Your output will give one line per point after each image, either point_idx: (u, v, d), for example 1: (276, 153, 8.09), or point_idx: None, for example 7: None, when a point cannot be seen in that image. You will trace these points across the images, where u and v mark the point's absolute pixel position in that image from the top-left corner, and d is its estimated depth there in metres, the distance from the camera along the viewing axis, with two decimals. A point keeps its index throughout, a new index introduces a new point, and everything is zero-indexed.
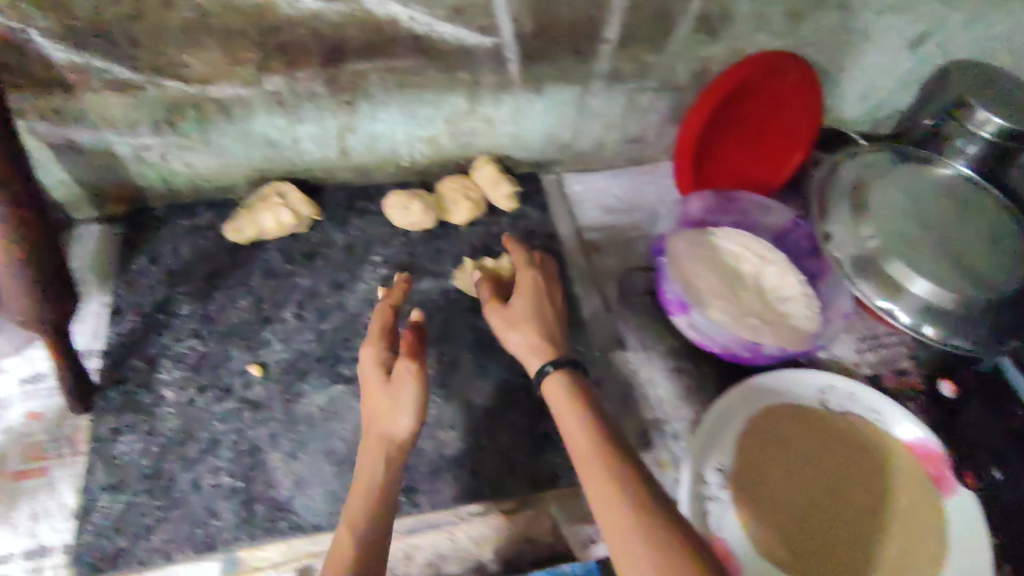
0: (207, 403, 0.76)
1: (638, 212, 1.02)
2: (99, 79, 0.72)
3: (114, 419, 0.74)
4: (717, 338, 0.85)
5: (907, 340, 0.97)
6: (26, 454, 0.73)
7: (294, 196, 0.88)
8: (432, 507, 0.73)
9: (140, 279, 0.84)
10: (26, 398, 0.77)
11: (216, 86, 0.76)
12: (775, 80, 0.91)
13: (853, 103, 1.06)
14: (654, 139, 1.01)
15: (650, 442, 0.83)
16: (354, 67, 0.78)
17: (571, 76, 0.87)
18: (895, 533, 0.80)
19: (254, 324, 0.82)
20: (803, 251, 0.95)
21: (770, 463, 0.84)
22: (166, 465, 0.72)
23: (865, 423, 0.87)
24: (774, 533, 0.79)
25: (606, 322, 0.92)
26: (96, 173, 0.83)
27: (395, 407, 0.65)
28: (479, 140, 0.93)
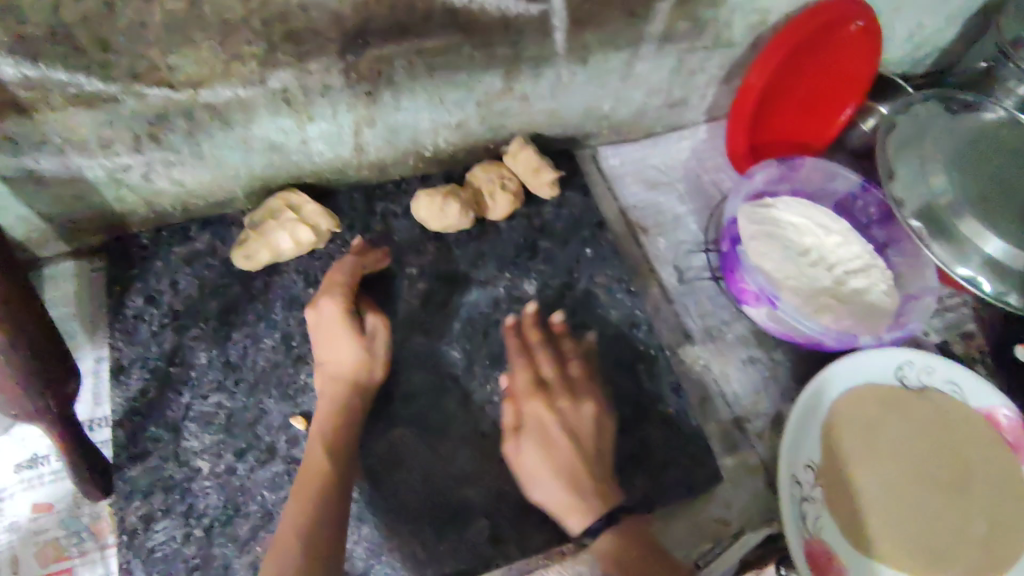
0: (250, 470, 0.65)
1: (684, 184, 0.92)
2: (61, 94, 0.57)
3: (142, 504, 0.64)
4: (806, 333, 0.76)
5: (970, 299, 0.91)
6: (42, 557, 0.62)
7: (310, 208, 0.75)
8: (523, 554, 0.65)
9: (140, 327, 0.71)
10: (25, 488, 0.65)
11: (209, 89, 0.62)
12: (835, 35, 0.83)
13: (904, 44, 0.97)
14: (697, 101, 0.90)
15: (735, 445, 0.77)
16: (378, 51, 0.64)
17: (621, 41, 0.75)
18: (986, 510, 0.74)
19: (287, 367, 0.70)
20: (871, 220, 0.88)
21: (857, 451, 0.76)
22: (216, 551, 0.62)
23: (944, 397, 0.80)
24: (872, 529, 0.72)
25: (669, 314, 0.83)
26: (66, 205, 0.69)
27: (362, 359, 0.68)
28: (512, 120, 0.81)
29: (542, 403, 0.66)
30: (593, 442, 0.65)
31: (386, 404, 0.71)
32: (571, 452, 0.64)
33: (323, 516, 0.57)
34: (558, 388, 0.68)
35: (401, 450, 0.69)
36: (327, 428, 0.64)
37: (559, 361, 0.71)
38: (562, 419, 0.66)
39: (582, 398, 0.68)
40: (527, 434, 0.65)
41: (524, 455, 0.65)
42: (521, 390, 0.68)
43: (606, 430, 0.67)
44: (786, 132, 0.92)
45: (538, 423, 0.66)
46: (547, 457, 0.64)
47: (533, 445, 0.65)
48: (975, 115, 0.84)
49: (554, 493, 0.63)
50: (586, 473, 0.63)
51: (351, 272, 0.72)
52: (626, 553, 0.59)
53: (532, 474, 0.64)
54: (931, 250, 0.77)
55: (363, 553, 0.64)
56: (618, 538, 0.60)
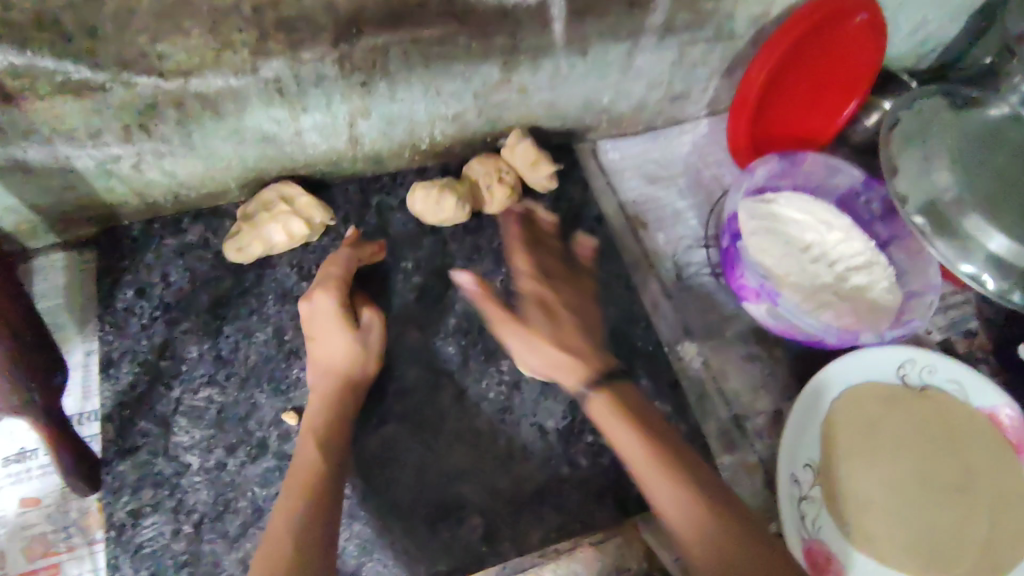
0: (240, 466, 0.64)
1: (684, 179, 0.91)
2: (48, 83, 0.56)
3: (131, 499, 0.63)
4: (807, 330, 0.75)
5: (974, 297, 0.90)
6: (29, 552, 0.61)
7: (303, 200, 0.73)
8: (517, 552, 0.64)
9: (130, 320, 0.70)
10: (13, 482, 0.64)
11: (199, 78, 0.61)
12: (840, 29, 0.81)
13: (909, 39, 0.95)
14: (698, 94, 0.89)
15: (733, 443, 0.76)
16: (373, 40, 0.63)
17: (620, 33, 0.73)
18: (986, 510, 0.73)
19: (279, 361, 0.70)
20: (874, 216, 0.87)
21: (856, 450, 0.75)
22: (205, 547, 0.61)
23: (945, 396, 0.79)
24: (871, 529, 0.71)
25: (668, 310, 0.82)
26: (55, 196, 0.67)
27: (354, 353, 0.67)
28: (510, 112, 0.80)
29: (549, 291, 0.71)
30: (589, 323, 0.70)
31: (379, 400, 0.70)
32: (579, 339, 0.68)
33: (315, 510, 0.57)
34: (552, 276, 0.73)
35: (394, 447, 0.68)
36: (320, 423, 0.64)
37: (564, 280, 0.73)
38: (560, 314, 0.70)
39: (583, 296, 0.73)
40: (534, 312, 0.70)
41: (512, 336, 0.69)
42: (521, 285, 0.72)
43: (587, 313, 0.72)
44: (787, 124, 0.91)
45: (537, 301, 0.70)
46: (544, 337, 0.68)
47: (521, 325, 0.69)
48: (980, 110, 0.82)
49: (551, 361, 0.67)
50: (595, 357, 0.66)
51: (344, 265, 0.71)
52: (635, 416, 0.61)
53: (534, 349, 0.68)
54: (935, 246, 0.76)
55: (353, 549, 0.63)
56: (629, 392, 0.64)
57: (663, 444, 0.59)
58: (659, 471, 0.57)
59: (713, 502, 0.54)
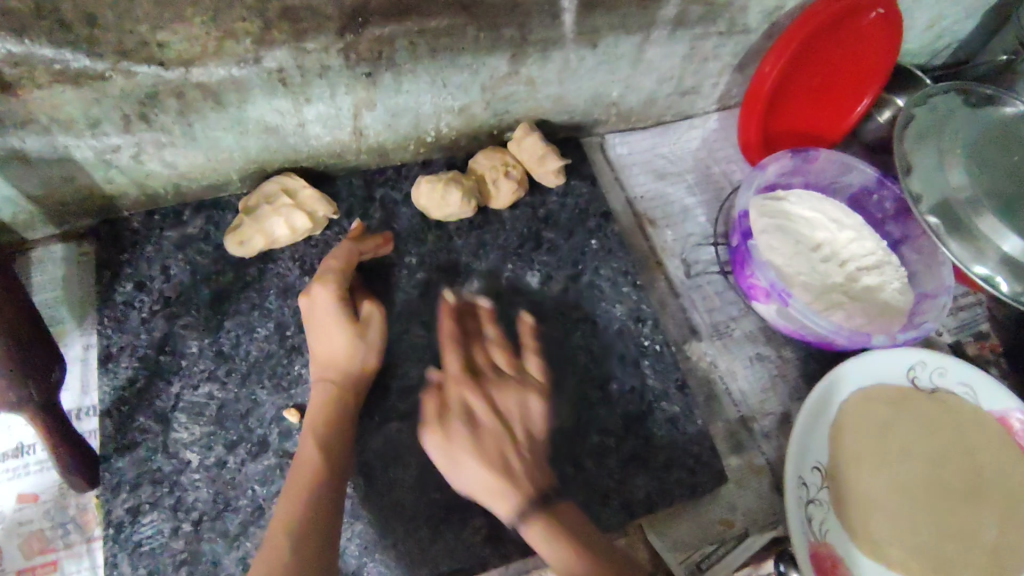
0: (241, 464, 0.63)
1: (693, 174, 0.89)
2: (46, 71, 0.55)
3: (130, 496, 0.62)
4: (818, 331, 0.73)
5: (985, 298, 0.89)
6: (27, 549, 0.61)
7: (306, 193, 0.72)
8: (521, 554, 0.64)
9: (130, 314, 0.69)
10: (10, 478, 0.63)
11: (201, 68, 0.59)
12: (855, 23, 0.80)
13: (925, 34, 0.94)
14: (709, 88, 0.87)
15: (741, 445, 0.75)
16: (378, 31, 0.62)
17: (632, 25, 0.72)
18: (996, 515, 0.72)
19: (281, 357, 0.68)
20: (886, 215, 0.85)
21: (865, 453, 0.74)
22: (204, 546, 0.60)
23: (956, 399, 0.78)
24: (879, 532, 0.70)
25: (675, 309, 0.81)
26: (53, 186, 0.66)
27: (355, 349, 0.66)
28: (517, 105, 0.78)
29: (474, 394, 0.63)
30: (524, 428, 0.62)
31: (381, 398, 0.69)
32: (494, 436, 0.61)
33: (316, 512, 0.56)
34: (482, 378, 0.65)
35: (396, 446, 0.67)
36: (321, 421, 0.62)
37: (499, 371, 0.66)
38: (504, 406, 0.63)
39: (526, 391, 0.65)
40: (456, 416, 0.62)
41: (431, 442, 0.62)
42: (451, 368, 0.65)
43: (541, 420, 0.64)
44: (798, 123, 0.89)
45: (463, 405, 0.63)
46: (456, 428, 0.61)
47: (443, 436, 0.61)
48: (994, 108, 0.81)
49: (482, 483, 0.59)
50: (535, 458, 0.62)
51: (346, 259, 0.69)
52: (481, 450, 0.60)
53: (452, 464, 0.60)
54: (948, 246, 0.75)
55: (356, 549, 0.63)
56: (491, 439, 0.60)
57: (518, 485, 0.59)
58: (506, 489, 0.58)
59: (556, 518, 0.58)
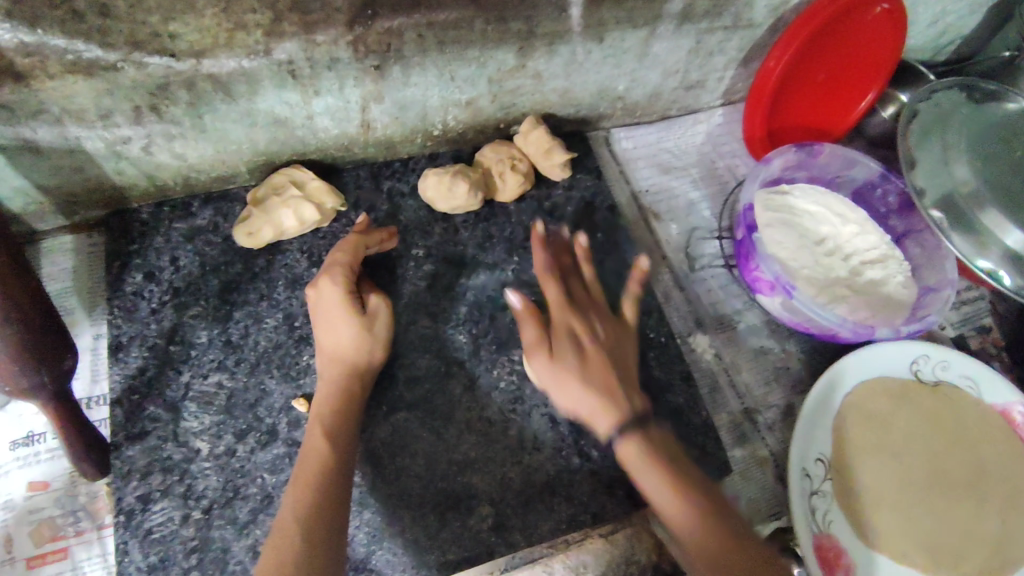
0: (250, 452, 0.64)
1: (698, 169, 0.90)
2: (58, 62, 0.55)
3: (140, 484, 0.62)
4: (823, 324, 0.74)
5: (988, 293, 0.89)
6: (37, 536, 0.61)
7: (314, 185, 0.73)
8: (528, 543, 0.64)
9: (139, 304, 0.69)
10: (21, 466, 0.64)
11: (211, 59, 0.60)
12: (861, 17, 0.80)
13: (930, 31, 0.94)
14: (713, 83, 0.88)
15: (745, 437, 0.75)
16: (387, 23, 0.62)
17: (638, 19, 0.72)
18: (997, 507, 0.73)
19: (289, 348, 0.69)
20: (889, 209, 0.86)
21: (868, 445, 0.74)
22: (214, 534, 0.61)
23: (958, 392, 0.78)
24: (882, 524, 0.71)
25: (680, 302, 0.81)
26: (64, 177, 0.67)
27: (361, 340, 0.66)
28: (523, 99, 0.78)
29: (582, 326, 0.66)
30: (615, 349, 0.66)
31: (389, 388, 0.69)
32: (598, 355, 0.64)
33: (322, 500, 0.56)
34: (583, 306, 0.69)
35: (403, 435, 0.67)
36: (327, 410, 0.63)
37: (598, 313, 0.69)
38: (588, 324, 0.67)
39: (619, 331, 0.69)
40: (563, 338, 0.65)
41: (538, 362, 0.65)
42: (558, 312, 0.67)
43: (619, 352, 0.67)
44: (802, 117, 0.90)
45: (564, 325, 0.66)
46: (566, 353, 0.64)
47: (548, 355, 0.65)
48: (997, 103, 0.80)
49: (590, 403, 0.62)
50: (621, 376, 0.64)
51: (353, 252, 0.70)
52: (587, 377, 0.62)
53: (558, 377, 0.63)
54: (951, 240, 0.75)
55: (364, 537, 0.63)
56: (602, 374, 0.63)
57: (621, 408, 0.61)
58: (609, 413, 0.61)
59: (648, 436, 0.61)
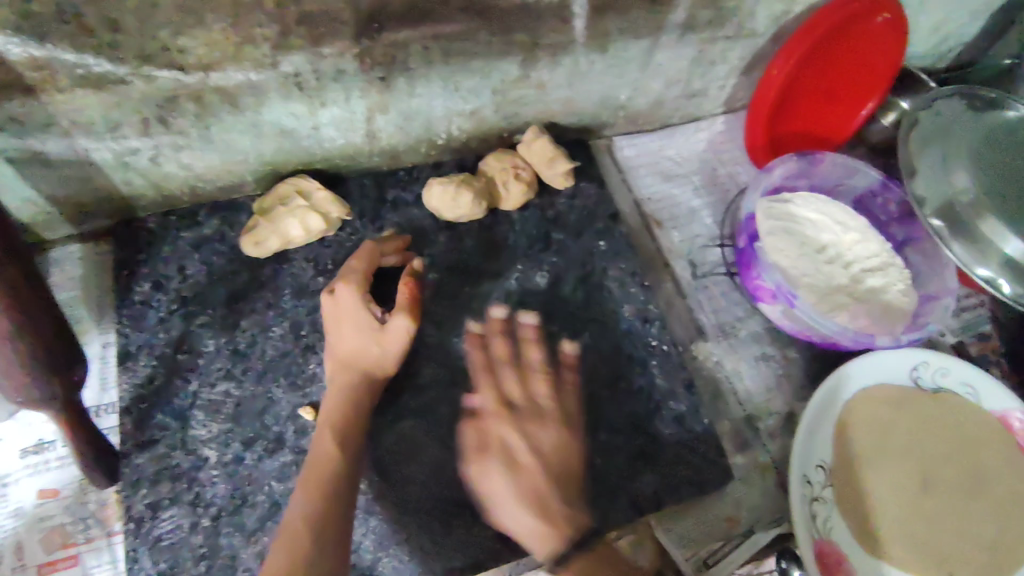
0: (258, 460, 0.65)
1: (699, 176, 0.90)
2: (68, 75, 0.56)
3: (150, 492, 0.63)
4: (824, 331, 0.74)
5: (988, 299, 0.90)
6: (48, 543, 0.62)
7: (320, 195, 0.73)
8: (532, 550, 0.65)
9: (147, 313, 0.70)
10: (30, 474, 0.64)
11: (220, 72, 0.60)
12: (862, 25, 0.80)
13: (931, 41, 0.94)
14: (715, 91, 0.88)
15: (747, 443, 0.76)
16: (393, 36, 0.63)
17: (642, 29, 0.73)
18: (995, 514, 0.73)
19: (296, 356, 0.70)
20: (890, 217, 0.86)
21: (870, 451, 0.75)
22: (222, 541, 0.62)
23: (959, 399, 0.79)
24: (881, 531, 0.71)
25: (682, 310, 0.82)
26: (73, 188, 0.67)
27: (381, 347, 0.66)
28: (527, 108, 0.79)
29: (512, 425, 0.63)
30: (560, 464, 0.62)
31: (394, 397, 0.70)
32: (526, 476, 0.61)
33: (332, 502, 0.57)
34: (544, 417, 0.64)
35: (409, 443, 0.68)
36: (337, 414, 0.64)
37: (553, 410, 0.65)
38: (534, 438, 0.63)
39: (552, 423, 0.64)
40: (493, 462, 0.62)
41: (491, 483, 0.62)
42: (536, 438, 0.63)
43: (571, 454, 0.64)
44: (806, 123, 0.90)
45: (502, 450, 0.63)
46: (520, 491, 0.60)
47: (499, 475, 0.62)
48: (996, 112, 0.81)
49: (516, 518, 0.60)
50: (568, 485, 0.62)
51: (370, 259, 0.71)
52: (516, 490, 0.60)
53: (502, 501, 0.61)
54: (952, 249, 0.75)
55: (370, 544, 0.64)
56: (530, 467, 0.61)
57: (555, 524, 0.59)
58: (544, 530, 0.58)
59: (577, 542, 0.58)
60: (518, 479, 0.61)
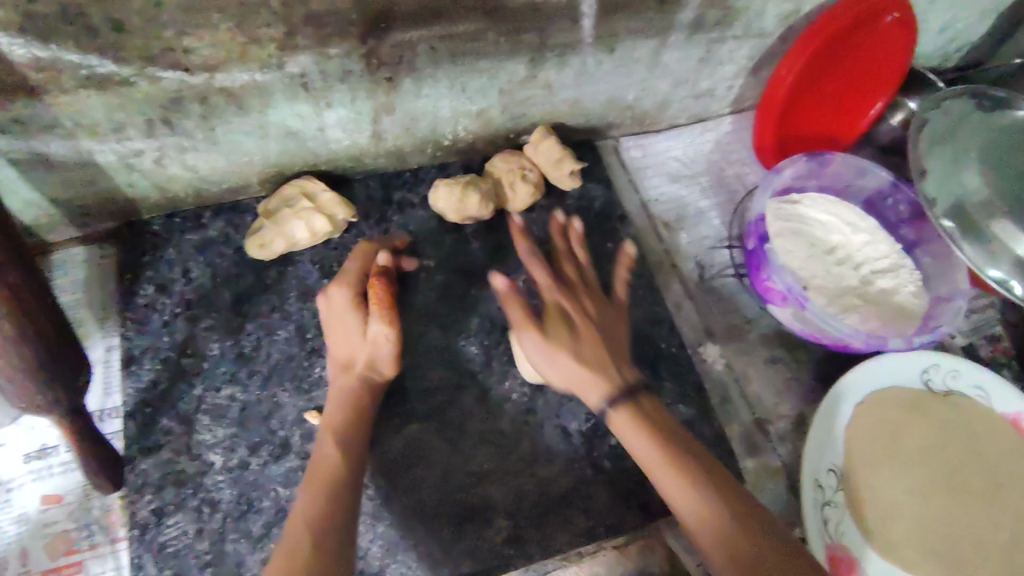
0: (263, 465, 0.64)
1: (707, 178, 0.89)
2: (73, 76, 0.55)
3: (155, 498, 0.62)
4: (835, 334, 0.73)
5: (998, 300, 0.89)
6: (51, 550, 0.61)
7: (326, 197, 0.73)
8: (542, 556, 0.64)
9: (151, 316, 0.70)
10: (34, 479, 0.64)
11: (225, 73, 0.60)
12: (874, 26, 0.79)
13: (941, 42, 0.93)
14: (723, 92, 0.88)
15: (756, 447, 0.75)
16: (401, 36, 0.62)
17: (650, 30, 0.72)
18: (1007, 516, 0.72)
19: (301, 360, 0.69)
20: (900, 218, 0.86)
21: (882, 456, 0.74)
22: (228, 547, 0.61)
23: (969, 401, 0.78)
24: (896, 534, 0.70)
25: (690, 312, 0.81)
26: (77, 189, 0.67)
27: (370, 353, 0.65)
28: (534, 109, 0.78)
29: (575, 310, 0.66)
30: (602, 325, 0.66)
31: (402, 401, 0.69)
32: (581, 341, 0.64)
33: (336, 508, 0.56)
34: (591, 294, 0.69)
35: (416, 448, 0.67)
36: (337, 422, 0.63)
37: (590, 291, 0.70)
38: (573, 324, 0.65)
39: (610, 311, 0.69)
40: (552, 324, 0.65)
41: (530, 341, 0.65)
42: (518, 316, 0.66)
43: (615, 330, 0.67)
44: (815, 124, 0.89)
45: (553, 338, 0.64)
46: (646, 426, 0.58)
47: (541, 333, 0.64)
48: (1006, 112, 0.79)
49: (569, 374, 0.63)
50: (609, 367, 0.62)
51: (363, 261, 0.69)
52: (569, 356, 0.63)
53: (548, 356, 0.64)
54: (963, 249, 0.73)
55: (378, 551, 0.63)
56: (589, 346, 0.63)
57: (606, 372, 0.62)
58: (598, 383, 0.62)
59: (636, 403, 0.61)
60: (572, 333, 0.64)
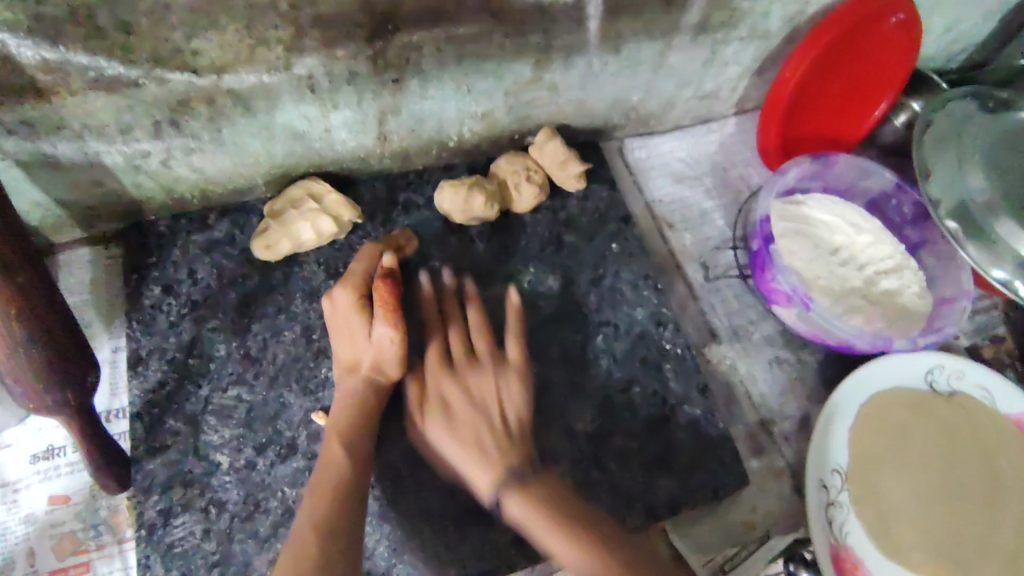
0: (271, 466, 0.64)
1: (711, 179, 0.90)
2: (81, 78, 0.55)
3: (162, 498, 0.63)
4: (841, 335, 0.73)
5: (1002, 301, 0.89)
6: (59, 550, 0.62)
7: (331, 197, 0.73)
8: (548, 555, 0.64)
9: (157, 317, 0.70)
10: (41, 479, 0.64)
11: (232, 75, 0.60)
12: (879, 27, 0.80)
13: (945, 43, 0.94)
14: (727, 93, 0.88)
15: (762, 447, 0.75)
16: (407, 38, 0.62)
17: (655, 31, 0.72)
18: (1011, 517, 0.72)
19: (308, 361, 0.69)
20: (904, 219, 0.86)
21: (886, 457, 0.74)
22: (236, 547, 0.61)
23: (974, 401, 0.78)
24: (899, 535, 0.71)
25: (695, 313, 0.81)
26: (83, 191, 0.67)
27: (376, 356, 0.65)
28: (539, 110, 0.78)
29: (451, 384, 0.67)
30: (496, 409, 0.66)
31: (408, 402, 0.69)
32: (468, 417, 0.65)
33: (342, 512, 0.56)
34: (495, 365, 0.69)
35: (422, 448, 0.67)
36: (343, 424, 0.63)
37: (496, 354, 0.69)
38: (478, 391, 0.67)
39: (504, 379, 0.68)
40: (439, 412, 0.66)
41: (435, 432, 0.65)
42: (433, 393, 0.67)
43: (522, 405, 0.67)
44: (819, 126, 0.89)
45: (449, 408, 0.66)
46: (540, 508, 0.59)
47: (442, 396, 0.66)
48: (1010, 113, 0.80)
49: (458, 454, 0.64)
50: (523, 451, 0.63)
51: (370, 262, 0.70)
52: (457, 431, 0.64)
53: (446, 448, 0.64)
54: (966, 251, 0.74)
55: (386, 551, 0.64)
56: (488, 445, 0.63)
57: (490, 462, 0.62)
58: (483, 467, 0.62)
59: (533, 493, 0.60)
60: (457, 433, 0.64)
